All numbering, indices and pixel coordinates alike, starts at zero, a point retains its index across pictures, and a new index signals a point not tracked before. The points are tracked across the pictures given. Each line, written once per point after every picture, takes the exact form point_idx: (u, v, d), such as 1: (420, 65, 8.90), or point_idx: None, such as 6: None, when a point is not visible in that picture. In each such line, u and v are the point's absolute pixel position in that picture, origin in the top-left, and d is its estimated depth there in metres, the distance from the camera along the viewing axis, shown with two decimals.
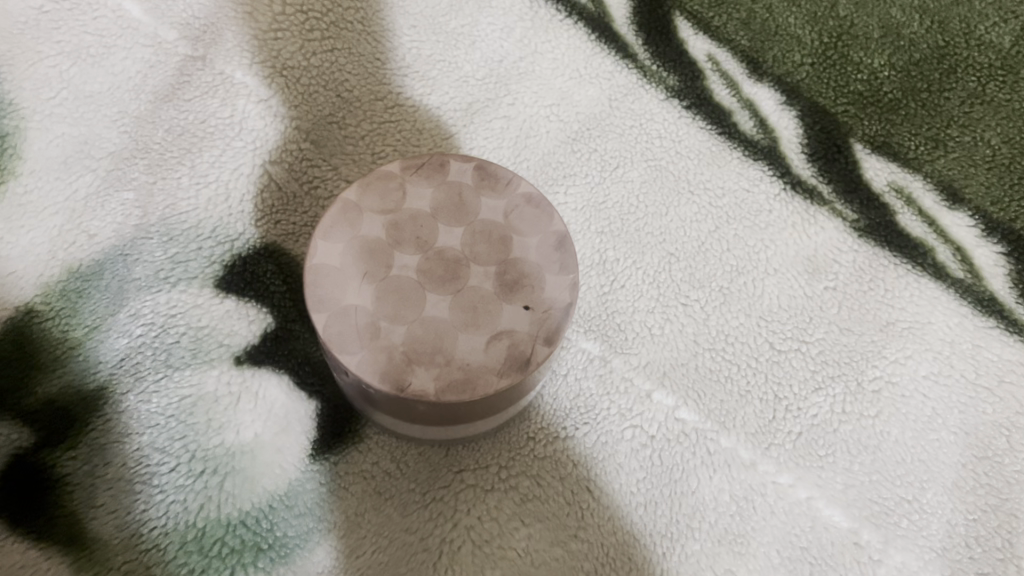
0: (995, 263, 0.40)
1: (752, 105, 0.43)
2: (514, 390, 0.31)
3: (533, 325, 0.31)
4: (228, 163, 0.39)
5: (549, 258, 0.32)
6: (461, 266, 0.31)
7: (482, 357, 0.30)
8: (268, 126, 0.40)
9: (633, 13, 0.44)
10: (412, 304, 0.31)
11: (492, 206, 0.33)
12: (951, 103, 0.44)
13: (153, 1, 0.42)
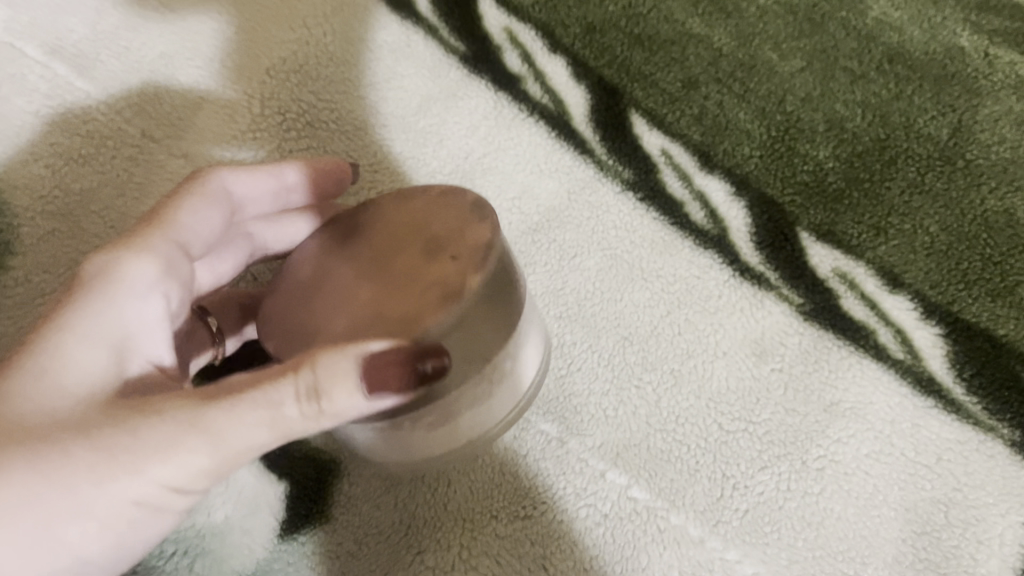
0: (933, 344, 0.42)
1: (703, 197, 0.46)
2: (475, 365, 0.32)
3: (459, 265, 0.32)
4: None
5: (462, 217, 0.34)
6: (384, 257, 0.34)
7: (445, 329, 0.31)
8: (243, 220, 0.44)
9: (591, 111, 0.47)
10: (347, 299, 0.33)
11: (410, 204, 0.35)
12: (892, 193, 0.46)
13: (140, 104, 0.45)
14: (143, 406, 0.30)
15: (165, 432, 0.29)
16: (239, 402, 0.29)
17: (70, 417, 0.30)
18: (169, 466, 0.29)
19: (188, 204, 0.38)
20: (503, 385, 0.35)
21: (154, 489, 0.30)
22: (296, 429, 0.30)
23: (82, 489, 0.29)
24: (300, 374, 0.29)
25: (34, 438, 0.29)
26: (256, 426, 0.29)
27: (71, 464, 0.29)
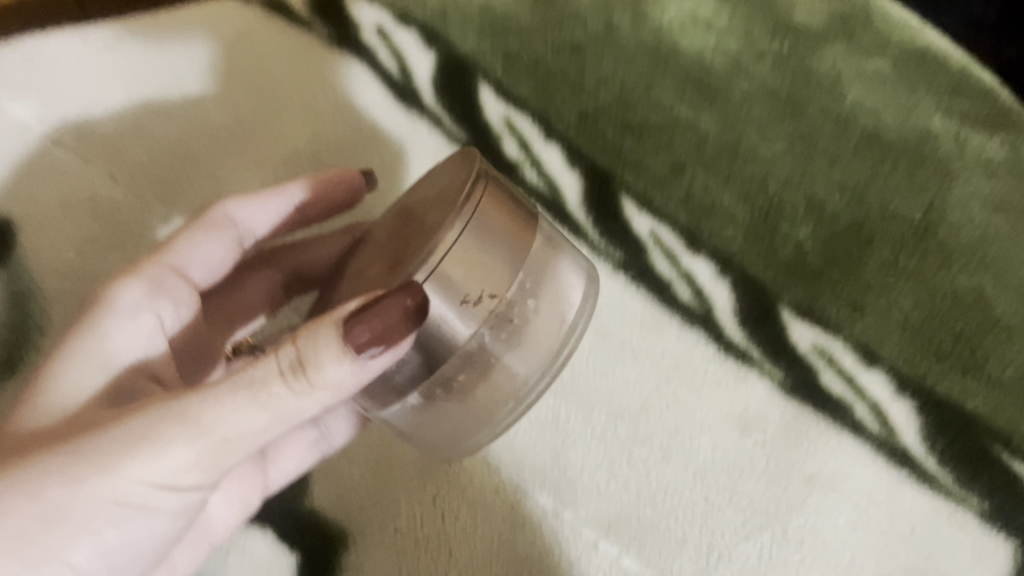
0: (907, 418, 0.45)
1: (689, 275, 0.49)
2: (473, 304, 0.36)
3: (437, 223, 0.37)
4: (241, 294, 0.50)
5: (450, 182, 0.39)
6: (396, 238, 0.39)
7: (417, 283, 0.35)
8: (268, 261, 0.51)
9: (584, 197, 0.52)
10: (365, 279, 0.39)
11: (419, 191, 0.41)
12: (870, 270, 0.48)
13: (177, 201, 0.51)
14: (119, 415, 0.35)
15: (147, 426, 0.33)
16: (216, 393, 0.33)
17: (64, 425, 0.36)
18: (152, 459, 0.33)
19: (188, 237, 0.45)
20: (531, 329, 0.39)
21: (145, 483, 0.34)
22: (275, 407, 0.34)
23: (76, 487, 0.33)
24: (279, 356, 0.33)
25: (32, 446, 0.35)
26: (236, 407, 0.33)
27: (51, 468, 0.33)
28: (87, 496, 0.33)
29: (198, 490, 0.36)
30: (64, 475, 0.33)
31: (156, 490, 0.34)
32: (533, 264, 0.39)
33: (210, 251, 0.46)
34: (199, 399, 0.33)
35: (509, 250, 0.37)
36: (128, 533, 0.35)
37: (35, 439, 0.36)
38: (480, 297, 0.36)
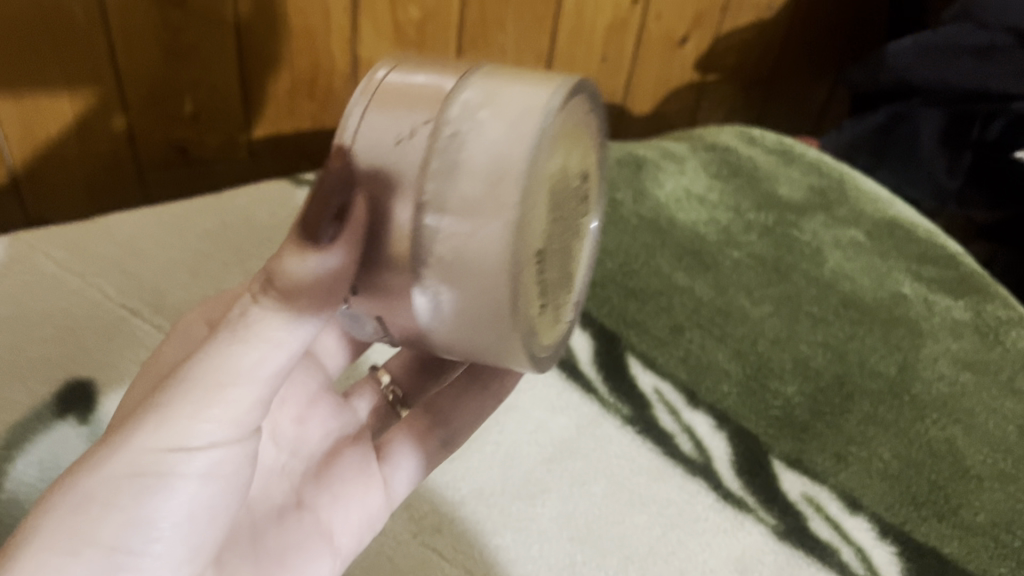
0: (890, 561, 0.49)
1: (690, 429, 0.55)
2: (403, 137, 0.32)
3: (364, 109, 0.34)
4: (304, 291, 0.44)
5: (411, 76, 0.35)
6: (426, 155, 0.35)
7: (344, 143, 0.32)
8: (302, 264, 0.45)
9: (595, 356, 0.58)
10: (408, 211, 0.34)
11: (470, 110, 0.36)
12: (850, 421, 0.55)
13: None
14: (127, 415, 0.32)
15: (150, 401, 0.30)
16: (206, 346, 0.30)
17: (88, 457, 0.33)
18: (161, 426, 0.30)
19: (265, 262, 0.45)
20: (472, 153, 0.31)
21: (165, 456, 0.30)
22: (276, 334, 0.30)
23: (107, 484, 0.29)
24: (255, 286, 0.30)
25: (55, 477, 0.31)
26: (233, 348, 0.30)
27: (74, 471, 0.30)
28: (112, 496, 0.29)
29: (226, 450, 0.32)
30: (85, 476, 0.29)
31: (180, 455, 0.30)
32: (481, 92, 0.33)
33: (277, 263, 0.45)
34: (195, 356, 0.30)
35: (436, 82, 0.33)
36: (165, 513, 0.31)
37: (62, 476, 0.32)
38: (416, 130, 0.32)
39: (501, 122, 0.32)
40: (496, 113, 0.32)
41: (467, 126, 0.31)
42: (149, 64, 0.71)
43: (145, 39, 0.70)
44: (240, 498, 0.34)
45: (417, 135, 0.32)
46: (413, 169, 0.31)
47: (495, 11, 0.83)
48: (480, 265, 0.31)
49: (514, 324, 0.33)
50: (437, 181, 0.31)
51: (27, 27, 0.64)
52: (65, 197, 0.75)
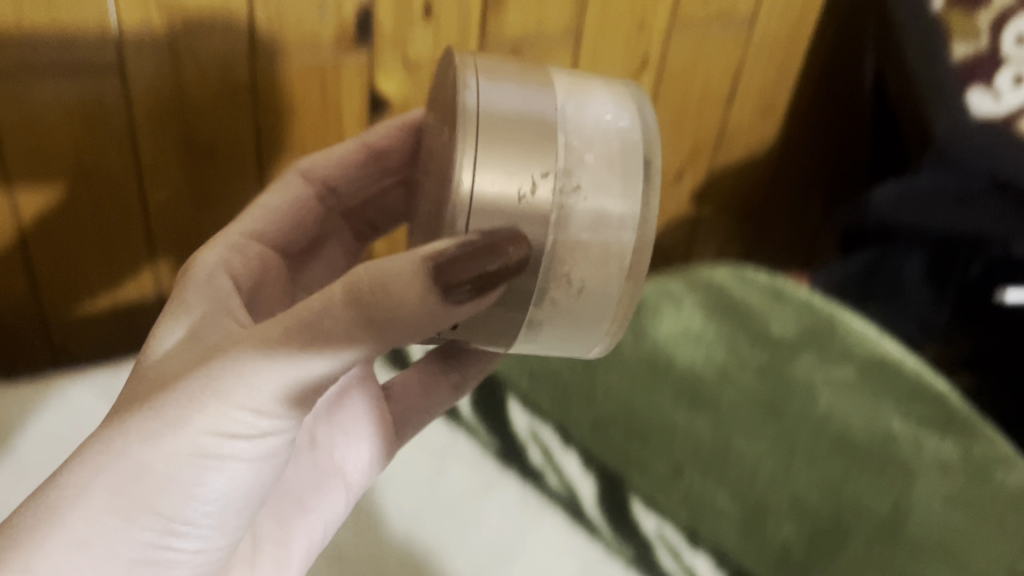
0: None
1: (692, 571, 0.57)
2: (537, 188, 0.38)
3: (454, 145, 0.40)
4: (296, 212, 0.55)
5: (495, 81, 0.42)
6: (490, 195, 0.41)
7: (467, 191, 0.37)
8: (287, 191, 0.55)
9: (600, 500, 0.60)
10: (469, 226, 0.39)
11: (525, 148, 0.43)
12: (846, 556, 0.57)
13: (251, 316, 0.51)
14: (182, 376, 0.38)
15: (204, 381, 0.36)
16: (262, 345, 0.36)
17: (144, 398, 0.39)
18: (209, 413, 0.36)
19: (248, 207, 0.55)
20: (600, 157, 0.40)
21: (209, 438, 0.37)
22: (325, 342, 0.35)
23: (160, 447, 0.36)
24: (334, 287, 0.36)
25: (117, 419, 0.38)
26: (285, 349, 0.36)
27: (133, 430, 0.36)
28: (162, 465, 0.36)
29: (265, 439, 0.38)
30: (141, 443, 0.36)
31: (226, 442, 0.37)
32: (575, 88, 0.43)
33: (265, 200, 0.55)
34: (250, 349, 0.36)
35: (534, 118, 0.39)
36: (209, 483, 0.38)
37: (119, 415, 0.39)
38: (537, 181, 0.38)
39: (603, 160, 0.40)
40: (596, 147, 0.40)
41: (580, 167, 0.39)
42: (153, 121, 0.62)
43: (156, 89, 0.60)
44: (272, 475, 0.41)
45: (547, 182, 0.38)
46: (557, 214, 0.38)
47: None
48: (606, 280, 0.40)
49: (618, 316, 0.42)
50: (565, 229, 0.39)
51: (42, 97, 0.57)
52: (52, 274, 0.65)
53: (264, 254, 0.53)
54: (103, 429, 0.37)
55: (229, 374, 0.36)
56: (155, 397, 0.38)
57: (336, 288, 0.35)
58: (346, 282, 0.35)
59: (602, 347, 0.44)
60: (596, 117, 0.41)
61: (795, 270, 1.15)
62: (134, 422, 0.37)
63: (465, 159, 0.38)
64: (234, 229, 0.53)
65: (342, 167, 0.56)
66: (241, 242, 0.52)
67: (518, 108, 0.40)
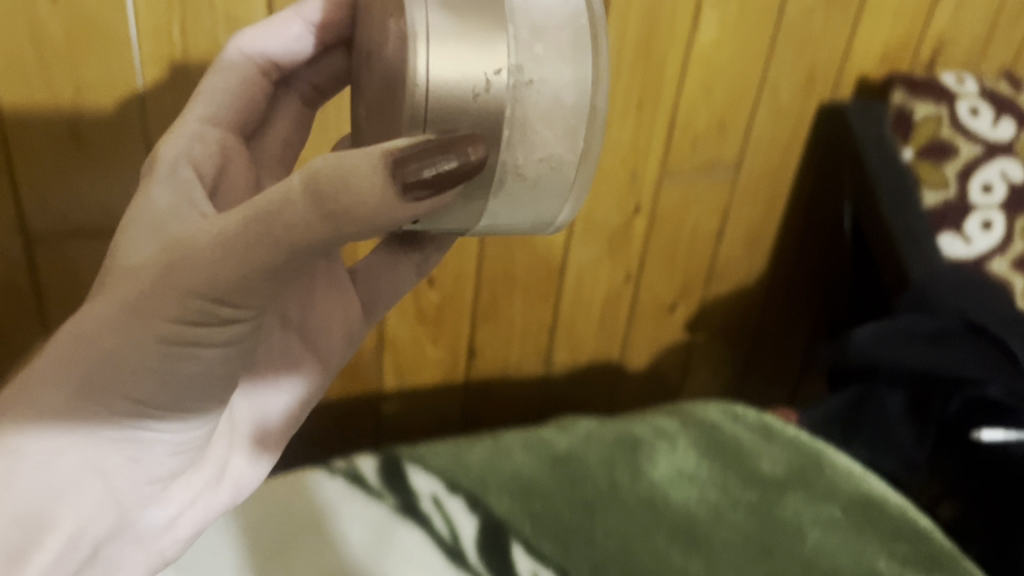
0: None
1: None
2: (496, 75, 0.41)
3: None
4: (232, 103, 0.60)
5: None
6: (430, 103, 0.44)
7: (422, 77, 0.41)
8: (226, 81, 0.60)
9: None
10: None
11: None
12: None
13: (217, 120, 0.59)
14: (154, 256, 0.44)
15: (159, 276, 0.43)
16: (216, 239, 0.41)
17: (117, 276, 0.46)
18: (171, 302, 0.42)
19: (196, 97, 0.59)
20: (544, 35, 0.43)
21: (159, 333, 0.43)
22: (283, 234, 0.40)
23: (118, 333, 0.43)
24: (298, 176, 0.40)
25: (93, 301, 0.45)
26: (236, 246, 0.41)
27: (105, 318, 0.43)
28: (115, 347, 0.43)
29: (222, 326, 0.44)
30: (101, 331, 0.43)
31: (186, 329, 0.43)
32: None
33: (213, 86, 0.60)
34: (212, 238, 0.42)
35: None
36: (178, 368, 0.45)
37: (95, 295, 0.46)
38: (490, 77, 0.41)
39: (550, 37, 0.43)
40: (542, 25, 0.43)
41: (531, 61, 0.42)
42: None
43: None
44: (239, 366, 0.48)
45: (500, 70, 0.41)
46: (509, 92, 0.42)
47: (505, 294, 0.92)
48: (557, 148, 0.44)
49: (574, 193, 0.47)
50: (520, 118, 0.42)
51: (84, 214, 0.71)
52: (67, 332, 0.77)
53: (224, 139, 0.59)
54: (84, 309, 0.45)
55: (177, 270, 0.42)
56: (117, 289, 0.44)
57: (296, 187, 0.39)
58: (304, 181, 0.39)
59: (563, 215, 0.48)
60: (541, 0, 0.43)
61: (782, 402, 1.20)
62: (110, 303, 0.44)
63: (416, 40, 0.41)
64: (190, 117, 0.58)
65: (281, 41, 0.61)
66: (202, 131, 0.58)
67: (467, 6, 0.42)
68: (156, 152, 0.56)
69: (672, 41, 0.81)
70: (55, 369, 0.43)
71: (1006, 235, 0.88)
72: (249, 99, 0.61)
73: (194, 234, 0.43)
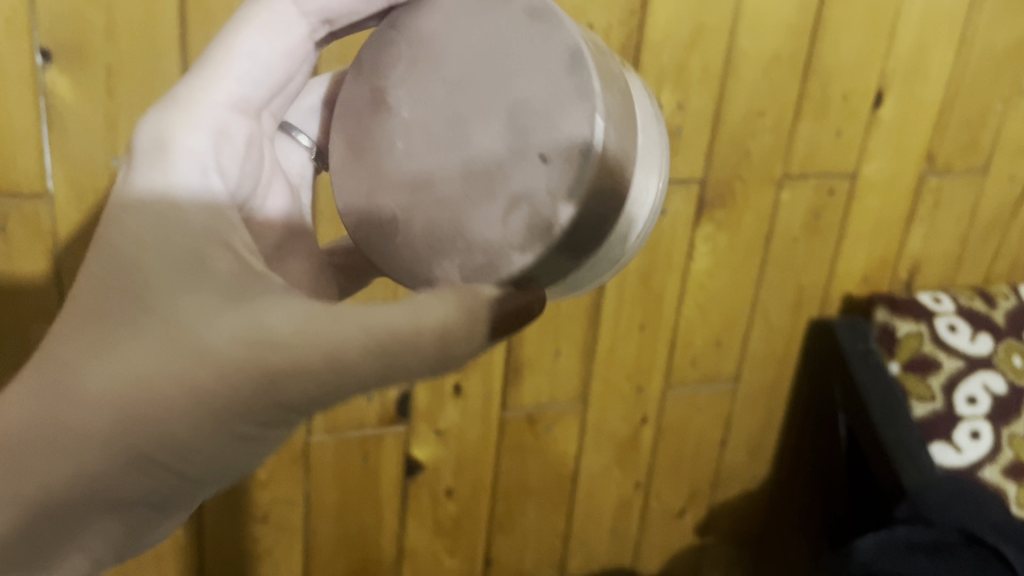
0: None
1: None
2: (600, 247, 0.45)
3: None
4: (262, 80, 0.54)
5: None
6: None
7: (580, 192, 0.42)
8: (262, 51, 0.53)
9: None
10: None
11: None
12: None
13: (240, 100, 0.52)
14: (240, 340, 0.41)
15: (256, 384, 0.41)
16: (324, 359, 0.41)
17: (177, 330, 0.41)
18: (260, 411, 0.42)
19: (220, 65, 0.52)
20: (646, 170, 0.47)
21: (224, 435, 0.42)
22: (396, 367, 0.42)
23: (195, 430, 0.41)
24: (434, 316, 0.42)
25: (150, 369, 0.40)
26: (346, 374, 0.42)
27: (183, 411, 0.41)
28: (181, 437, 0.41)
29: (272, 434, 0.44)
30: (181, 421, 0.41)
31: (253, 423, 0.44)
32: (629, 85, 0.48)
33: (248, 58, 0.53)
34: (327, 357, 0.41)
35: (627, 157, 0.44)
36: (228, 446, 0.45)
37: (143, 347, 0.41)
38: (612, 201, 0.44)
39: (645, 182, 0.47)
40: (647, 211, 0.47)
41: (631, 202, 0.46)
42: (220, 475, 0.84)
43: None
44: None
45: (611, 243, 0.46)
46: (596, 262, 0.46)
47: (520, 504, 0.96)
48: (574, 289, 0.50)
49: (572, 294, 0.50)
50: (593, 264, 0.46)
51: None
52: None
53: (248, 129, 0.54)
54: (134, 369, 0.40)
55: (275, 385, 0.41)
56: (188, 362, 0.40)
57: (427, 338, 0.42)
58: (437, 331, 0.42)
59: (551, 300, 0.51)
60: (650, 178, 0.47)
61: None
62: (183, 387, 0.40)
63: (574, 191, 0.42)
64: (217, 98, 0.51)
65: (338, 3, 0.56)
66: (222, 119, 0.51)
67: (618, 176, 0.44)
68: (166, 138, 0.48)
69: (669, 272, 0.90)
70: (105, 434, 0.40)
71: (994, 445, 0.93)
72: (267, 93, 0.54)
73: (302, 336, 0.41)
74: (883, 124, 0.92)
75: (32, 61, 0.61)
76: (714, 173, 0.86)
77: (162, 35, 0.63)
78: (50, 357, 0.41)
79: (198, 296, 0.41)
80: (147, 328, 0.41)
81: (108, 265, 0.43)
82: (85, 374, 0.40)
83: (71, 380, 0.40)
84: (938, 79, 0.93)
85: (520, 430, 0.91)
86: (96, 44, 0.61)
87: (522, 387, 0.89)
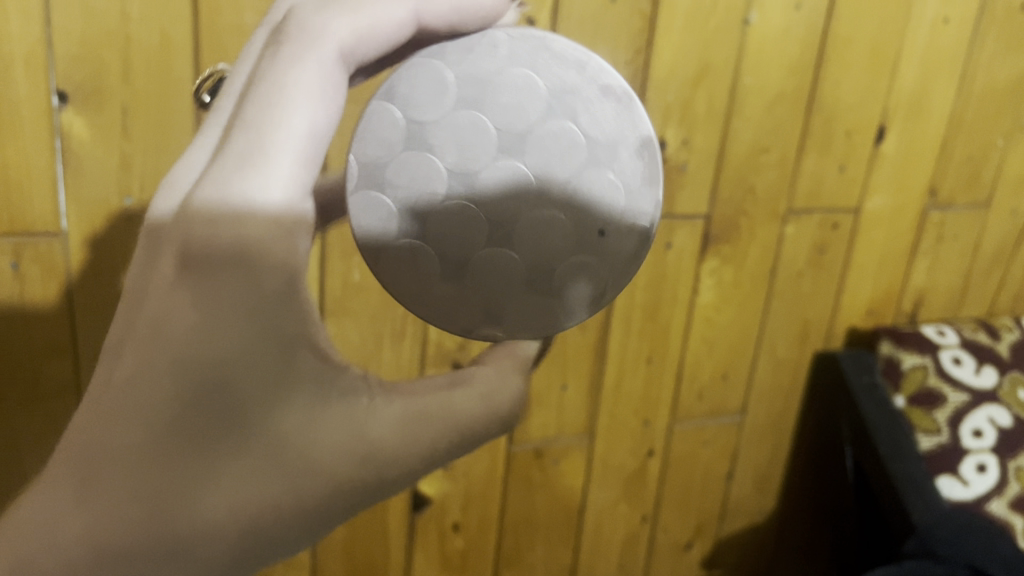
0: None
1: None
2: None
3: None
4: (329, 130, 0.43)
5: None
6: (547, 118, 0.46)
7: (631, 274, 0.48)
8: (330, 97, 0.42)
9: None
10: None
11: None
12: None
13: (311, 164, 0.41)
14: (351, 451, 0.41)
15: (363, 490, 0.42)
16: (420, 457, 0.43)
17: (291, 445, 0.40)
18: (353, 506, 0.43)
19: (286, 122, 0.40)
20: None
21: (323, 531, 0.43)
22: (466, 448, 0.46)
23: (296, 538, 0.42)
24: (501, 401, 0.47)
25: (267, 489, 0.39)
26: (431, 463, 0.45)
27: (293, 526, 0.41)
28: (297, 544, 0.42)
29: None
30: (288, 535, 0.41)
31: None
32: None
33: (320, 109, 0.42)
34: (424, 453, 0.43)
35: None
36: None
37: (258, 467, 0.39)
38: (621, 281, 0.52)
39: None
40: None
41: None
42: None
43: None
44: None
45: None
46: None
47: (527, 538, 0.96)
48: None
49: None
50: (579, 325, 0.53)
51: None
52: None
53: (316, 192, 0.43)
54: (249, 488, 0.39)
55: (381, 488, 0.43)
56: (308, 482, 0.40)
57: (493, 421, 0.46)
58: (499, 410, 0.46)
59: None
60: None
61: None
62: (296, 504, 0.40)
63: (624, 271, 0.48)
64: (290, 165, 0.40)
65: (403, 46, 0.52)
66: (303, 190, 0.41)
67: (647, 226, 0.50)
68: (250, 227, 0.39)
69: (675, 306, 0.90)
70: (231, 563, 0.39)
71: (1001, 478, 0.92)
72: (341, 115, 0.43)
73: (406, 443, 0.43)
74: (886, 159, 0.93)
75: (49, 101, 0.62)
76: (719, 208, 0.87)
77: (177, 76, 0.64)
78: (149, 477, 0.37)
79: (305, 407, 0.40)
80: (259, 447, 0.39)
81: (194, 376, 0.38)
82: (206, 511, 0.38)
83: (194, 519, 0.38)
84: (940, 115, 0.94)
85: (527, 465, 0.92)
86: (112, 85, 0.62)
87: (529, 422, 0.89)
